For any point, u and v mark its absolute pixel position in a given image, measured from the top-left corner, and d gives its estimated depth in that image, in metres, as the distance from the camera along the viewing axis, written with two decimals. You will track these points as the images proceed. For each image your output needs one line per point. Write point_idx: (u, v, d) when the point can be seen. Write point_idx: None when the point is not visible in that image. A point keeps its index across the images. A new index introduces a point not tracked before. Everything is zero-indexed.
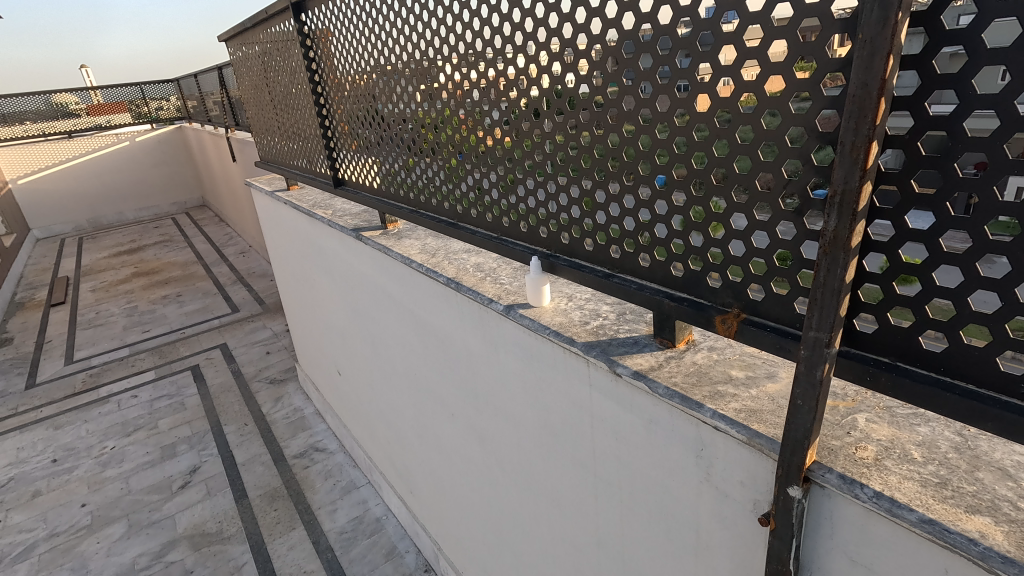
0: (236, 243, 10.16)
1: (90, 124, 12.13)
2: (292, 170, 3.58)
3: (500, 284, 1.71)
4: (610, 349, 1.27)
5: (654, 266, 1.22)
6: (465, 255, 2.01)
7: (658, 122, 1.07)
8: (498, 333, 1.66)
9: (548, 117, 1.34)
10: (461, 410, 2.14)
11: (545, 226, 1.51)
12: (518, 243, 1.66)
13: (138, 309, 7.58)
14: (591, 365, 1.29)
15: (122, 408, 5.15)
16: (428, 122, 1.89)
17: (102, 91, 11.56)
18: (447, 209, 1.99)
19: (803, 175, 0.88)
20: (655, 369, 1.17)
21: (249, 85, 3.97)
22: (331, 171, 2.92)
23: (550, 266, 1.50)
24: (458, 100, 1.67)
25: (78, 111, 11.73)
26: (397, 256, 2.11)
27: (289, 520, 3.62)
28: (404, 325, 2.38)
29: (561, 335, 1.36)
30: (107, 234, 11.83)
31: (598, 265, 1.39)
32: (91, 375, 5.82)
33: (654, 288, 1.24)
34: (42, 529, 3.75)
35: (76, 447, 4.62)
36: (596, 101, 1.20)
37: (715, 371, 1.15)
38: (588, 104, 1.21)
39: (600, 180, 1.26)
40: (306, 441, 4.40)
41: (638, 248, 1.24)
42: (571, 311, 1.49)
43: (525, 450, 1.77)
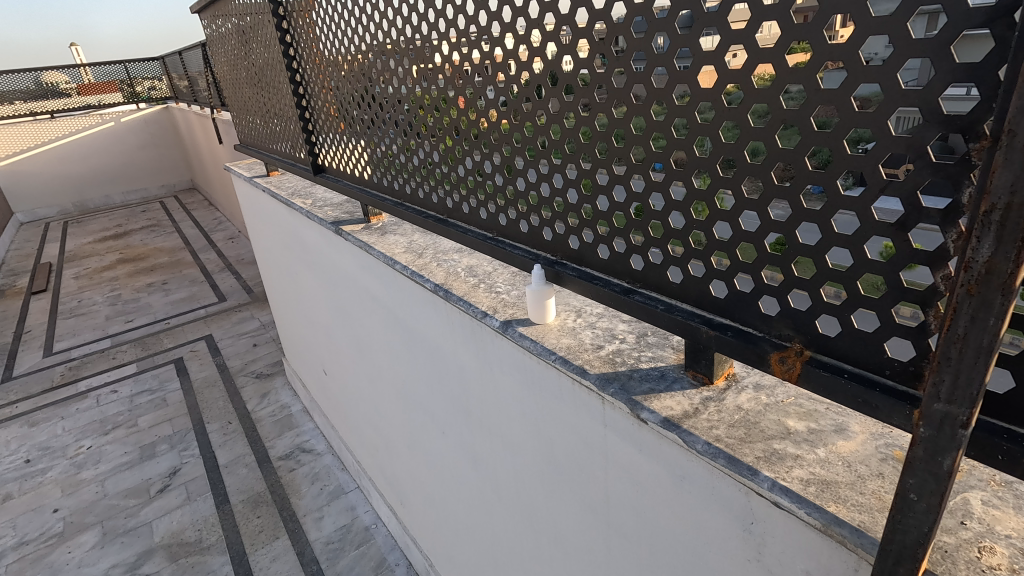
0: (225, 228, 9.86)
1: (81, 104, 11.83)
2: (273, 154, 3.31)
3: (496, 293, 1.46)
4: (631, 384, 1.03)
5: (688, 283, 0.98)
6: (455, 255, 1.76)
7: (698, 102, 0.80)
8: (493, 352, 1.41)
9: (552, 95, 1.08)
10: (452, 427, 1.90)
11: (551, 227, 1.26)
12: (518, 245, 1.41)
13: (122, 297, 7.31)
14: (607, 403, 1.05)
15: (101, 404, 4.92)
16: (417, 103, 1.63)
17: (91, 68, 11.22)
18: (436, 204, 1.75)
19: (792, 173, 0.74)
20: (691, 417, 0.92)
21: (225, 65, 3.69)
22: (311, 156, 2.66)
23: (555, 276, 1.25)
24: (449, 78, 1.42)
25: (70, 90, 11.52)
26: (380, 255, 1.86)
27: (273, 529, 3.42)
28: (390, 330, 2.14)
29: (572, 365, 1.11)
30: (93, 218, 11.51)
31: (615, 278, 1.14)
32: (70, 368, 5.58)
33: (687, 310, 1.00)
34: (11, 537, 3.54)
35: (51, 446, 4.40)
36: (615, 76, 0.93)
37: (767, 422, 0.90)
38: (605, 80, 0.95)
39: (619, 175, 1.00)
40: (293, 441, 4.17)
41: (667, 260, 1.00)
42: (581, 330, 1.23)
43: (523, 482, 1.54)
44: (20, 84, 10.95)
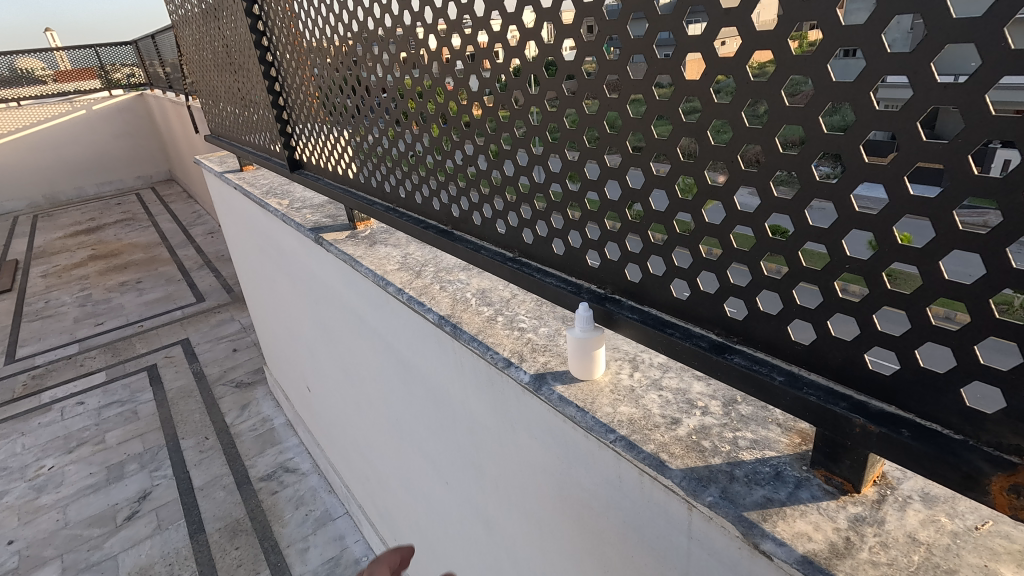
0: (204, 222, 9.39)
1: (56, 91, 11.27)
2: (245, 146, 2.94)
3: (519, 331, 1.14)
4: (736, 491, 0.71)
5: (826, 347, 0.67)
6: (462, 275, 1.43)
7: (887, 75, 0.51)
8: (517, 410, 1.09)
9: (612, 70, 0.77)
10: (458, 480, 1.58)
11: (600, 251, 0.95)
12: (547, 271, 1.09)
13: (93, 297, 6.88)
14: (698, 513, 0.73)
15: (66, 418, 4.54)
16: (405, 94, 1.32)
17: (67, 53, 10.53)
18: (438, 212, 1.42)
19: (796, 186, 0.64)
20: (846, 558, 0.61)
21: (189, 47, 3.28)
22: (286, 151, 2.30)
23: (606, 317, 0.94)
24: (445, 65, 1.12)
25: (45, 78, 10.95)
26: (368, 273, 1.53)
27: (252, 562, 3.10)
28: (381, 358, 1.80)
29: (644, 451, 0.79)
30: (65, 211, 10.96)
31: (696, 325, 0.83)
32: (34, 377, 5.17)
33: (817, 382, 0.69)
34: None
35: (8, 467, 4.02)
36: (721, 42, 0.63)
37: (968, 572, 0.59)
38: (704, 46, 0.64)
39: (718, 186, 0.70)
40: (275, 459, 3.84)
41: (789, 311, 0.69)
42: (644, 392, 0.92)
43: (552, 567, 1.23)
44: None
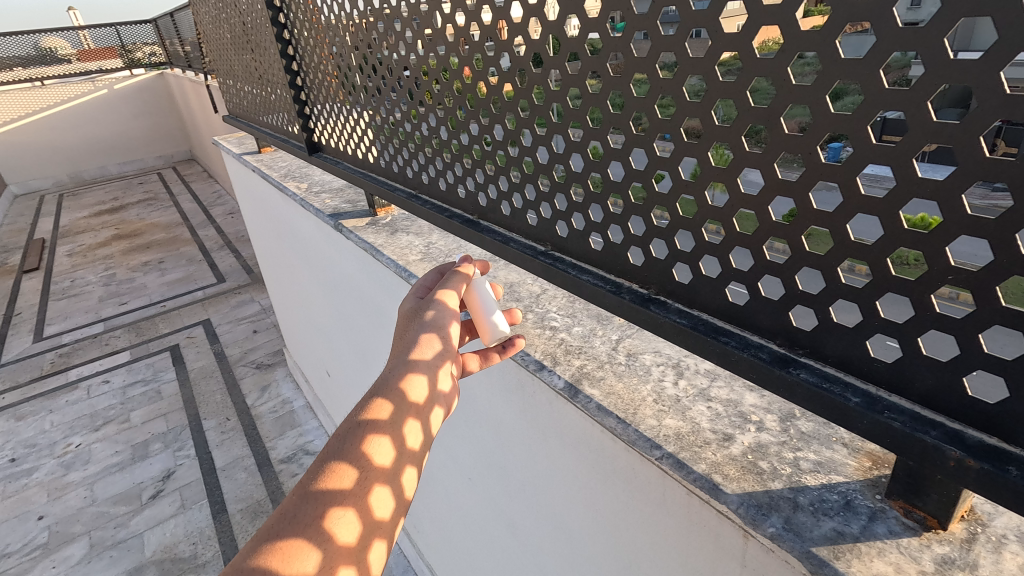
0: (224, 202, 9.42)
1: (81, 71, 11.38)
2: (263, 127, 2.87)
3: (550, 330, 1.06)
4: (801, 522, 0.64)
5: (913, 367, 0.58)
6: (488, 267, 1.36)
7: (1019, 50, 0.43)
8: (548, 416, 1.02)
9: (666, 47, 0.69)
10: (479, 478, 1.52)
11: (642, 248, 0.88)
12: (582, 267, 1.02)
13: (116, 277, 6.96)
14: (756, 543, 0.66)
15: (92, 397, 4.63)
16: (428, 75, 1.24)
17: (90, 31, 10.52)
18: (463, 200, 1.34)
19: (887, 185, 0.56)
20: None
21: (205, 24, 3.20)
22: (304, 133, 2.23)
23: (650, 320, 0.86)
24: (473, 44, 1.04)
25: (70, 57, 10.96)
26: (390, 264, 1.47)
27: None
28: None
29: (694, 472, 0.72)
30: (89, 191, 11.08)
31: (753, 334, 0.75)
32: (61, 356, 5.27)
33: (900, 405, 0.61)
34: None
35: (38, 445, 4.12)
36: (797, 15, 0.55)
37: None
38: (785, 17, 0.56)
39: (788, 182, 0.63)
40: (295, 442, 3.85)
41: (871, 325, 0.61)
42: (692, 403, 0.84)
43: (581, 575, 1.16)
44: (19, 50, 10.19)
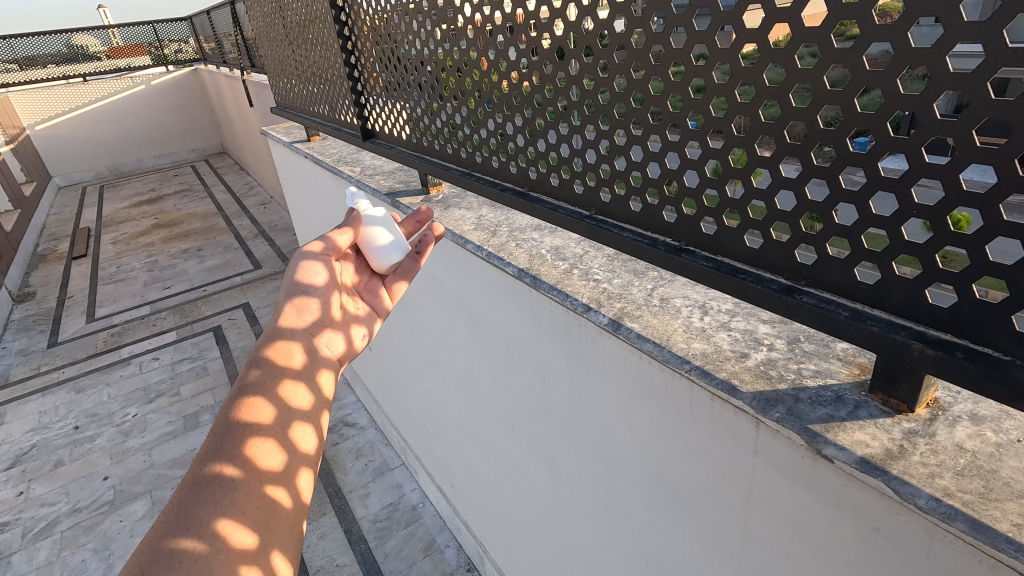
0: (257, 193, 9.77)
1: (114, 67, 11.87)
2: (313, 117, 3.10)
3: (594, 282, 1.26)
4: (802, 408, 0.82)
5: (889, 285, 0.76)
6: (535, 234, 1.56)
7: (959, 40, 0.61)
8: (592, 352, 1.22)
9: (699, 39, 0.87)
10: (523, 422, 1.73)
11: (675, 207, 1.06)
12: (622, 227, 1.21)
13: (159, 263, 7.33)
14: (766, 429, 0.85)
15: (144, 372, 4.95)
16: (488, 66, 1.44)
17: (118, 29, 11.21)
18: (515, 174, 1.53)
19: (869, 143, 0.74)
20: (900, 459, 0.72)
21: (260, 21, 3.45)
22: (359, 120, 2.44)
23: (681, 265, 1.05)
24: (532, 39, 1.23)
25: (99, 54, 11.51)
26: (447, 232, 1.67)
27: (319, 505, 3.39)
28: (450, 313, 1.96)
29: (717, 379, 0.91)
30: (128, 182, 11.57)
31: (767, 272, 0.94)
32: (113, 335, 5.63)
33: (879, 317, 0.79)
34: (65, 503, 3.62)
35: (98, 414, 4.45)
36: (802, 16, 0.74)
37: (1010, 471, 0.69)
38: (793, 17, 0.75)
39: (795, 145, 0.81)
40: (335, 414, 4.11)
41: (857, 255, 0.79)
42: (715, 333, 1.03)
43: (616, 494, 1.36)
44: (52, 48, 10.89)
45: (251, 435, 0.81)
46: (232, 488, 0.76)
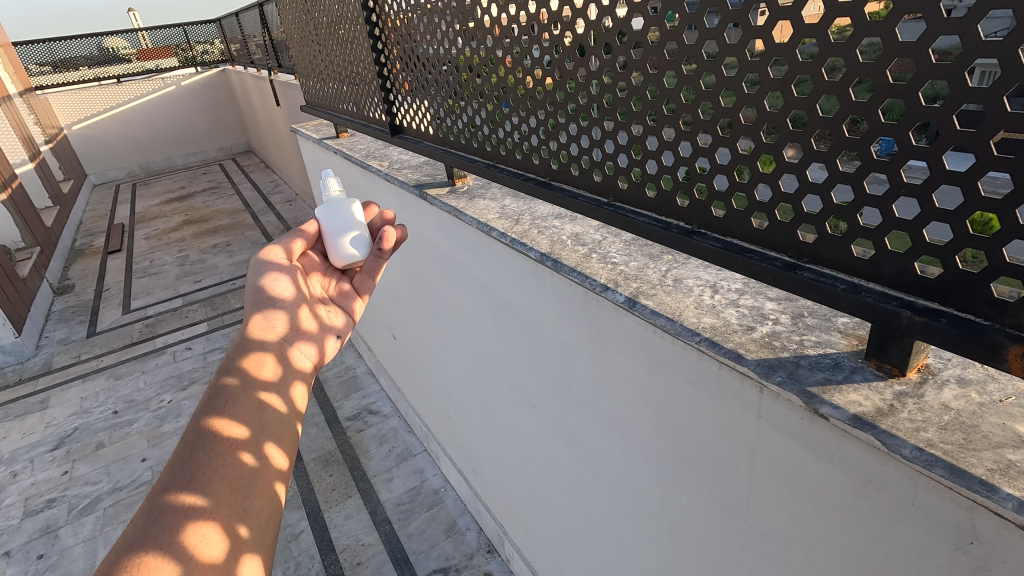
0: (282, 190, 10.01)
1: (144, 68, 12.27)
2: (341, 114, 3.23)
3: (612, 264, 1.34)
4: (802, 373, 0.90)
5: (882, 259, 0.83)
6: (556, 221, 1.65)
7: (938, 32, 0.68)
8: (609, 330, 1.31)
9: (709, 36, 0.95)
10: (542, 401, 1.82)
11: (687, 193, 1.14)
12: (638, 212, 1.29)
13: (190, 257, 7.57)
14: (769, 393, 0.93)
15: (177, 360, 5.16)
16: (512, 63, 1.53)
17: (147, 32, 11.74)
18: (537, 165, 1.62)
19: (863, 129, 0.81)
20: (889, 416, 0.79)
21: (291, 23, 3.59)
22: (388, 117, 2.55)
23: (692, 247, 1.14)
24: (554, 36, 1.32)
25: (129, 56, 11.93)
26: (472, 221, 1.77)
27: (345, 488, 3.52)
28: (474, 298, 2.05)
29: (724, 348, 0.99)
30: (159, 179, 11.93)
31: (771, 251, 1.01)
32: (147, 325, 5.87)
33: (872, 289, 0.86)
34: (106, 482, 3.82)
35: (135, 400, 4.66)
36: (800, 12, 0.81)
37: (989, 426, 0.77)
38: (793, 14, 0.82)
39: (796, 133, 0.89)
40: (360, 402, 4.25)
41: (853, 232, 0.86)
42: (724, 309, 1.11)
43: (632, 465, 1.44)
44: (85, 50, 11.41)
45: (254, 397, 1.13)
46: (247, 441, 1.07)
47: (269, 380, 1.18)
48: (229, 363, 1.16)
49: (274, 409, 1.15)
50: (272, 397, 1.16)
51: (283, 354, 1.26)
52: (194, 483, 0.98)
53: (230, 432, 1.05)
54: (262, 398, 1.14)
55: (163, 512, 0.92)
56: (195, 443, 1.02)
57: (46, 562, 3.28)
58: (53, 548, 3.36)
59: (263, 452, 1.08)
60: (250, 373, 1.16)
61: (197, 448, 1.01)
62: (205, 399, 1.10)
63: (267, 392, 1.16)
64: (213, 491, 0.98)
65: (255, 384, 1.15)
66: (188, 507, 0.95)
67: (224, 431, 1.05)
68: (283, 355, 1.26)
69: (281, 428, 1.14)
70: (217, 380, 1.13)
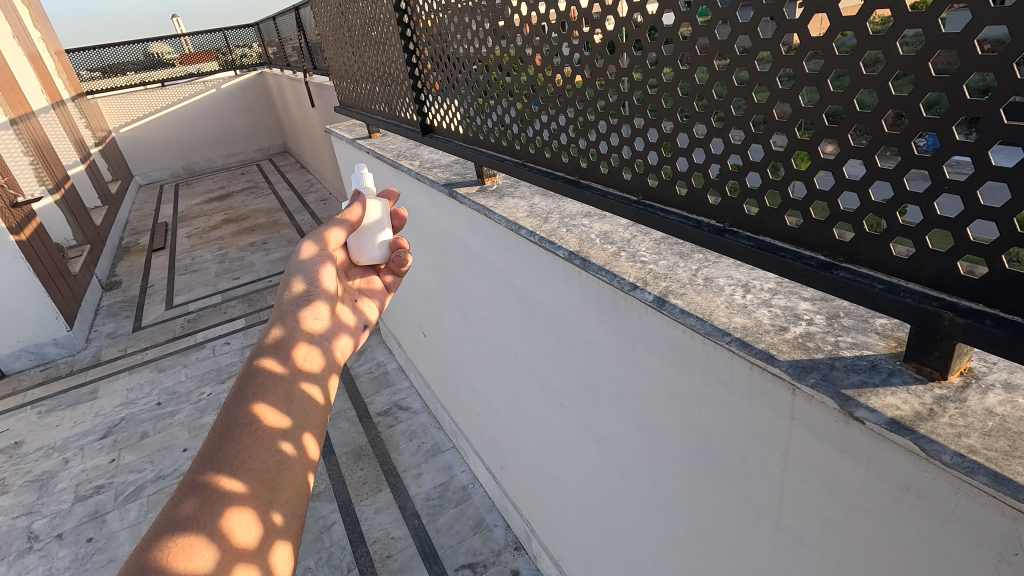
0: (317, 189, 10.24)
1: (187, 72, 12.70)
2: (374, 115, 3.28)
3: (641, 263, 1.33)
4: (836, 375, 0.88)
5: (922, 258, 0.80)
6: (584, 220, 1.64)
7: (985, 21, 0.66)
8: (638, 328, 1.30)
9: (743, 31, 0.94)
10: (570, 399, 1.82)
11: (718, 191, 1.13)
12: (668, 210, 1.28)
13: (229, 255, 7.81)
14: (802, 395, 0.91)
15: (217, 355, 5.35)
16: (542, 62, 1.53)
17: (190, 37, 12.13)
18: (566, 163, 1.62)
19: (903, 123, 0.79)
20: (928, 420, 0.77)
21: (326, 25, 3.67)
22: (419, 117, 2.58)
23: (723, 246, 1.12)
24: (584, 33, 1.31)
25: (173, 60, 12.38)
26: (501, 219, 1.78)
27: (375, 481, 3.59)
28: (502, 295, 2.06)
29: (756, 348, 0.97)
30: (200, 179, 12.35)
31: (807, 250, 0.99)
32: (189, 320, 6.09)
33: (913, 289, 0.83)
34: (150, 470, 3.99)
35: (177, 392, 4.85)
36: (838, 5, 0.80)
37: None
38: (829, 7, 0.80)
39: (832, 128, 0.87)
40: (390, 398, 4.32)
41: (892, 230, 0.83)
42: (756, 309, 1.09)
43: (660, 464, 1.43)
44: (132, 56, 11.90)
45: (296, 387, 1.14)
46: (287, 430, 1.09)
47: (311, 371, 1.20)
48: (273, 350, 1.17)
49: (313, 400, 1.17)
50: (312, 388, 1.18)
51: (326, 345, 1.28)
52: (230, 468, 1.00)
53: (268, 420, 1.08)
54: (303, 388, 1.16)
55: (199, 494, 0.96)
56: (229, 429, 1.04)
57: (95, 545, 3.45)
58: (101, 532, 3.53)
59: (300, 440, 1.10)
60: (293, 362, 1.18)
61: (231, 435, 1.03)
62: (243, 384, 1.11)
63: (308, 383, 1.18)
64: (248, 476, 1.01)
65: (296, 374, 1.16)
66: (224, 492, 0.98)
67: (264, 419, 1.07)
68: (325, 346, 1.28)
69: (317, 418, 1.17)
70: (259, 366, 1.13)
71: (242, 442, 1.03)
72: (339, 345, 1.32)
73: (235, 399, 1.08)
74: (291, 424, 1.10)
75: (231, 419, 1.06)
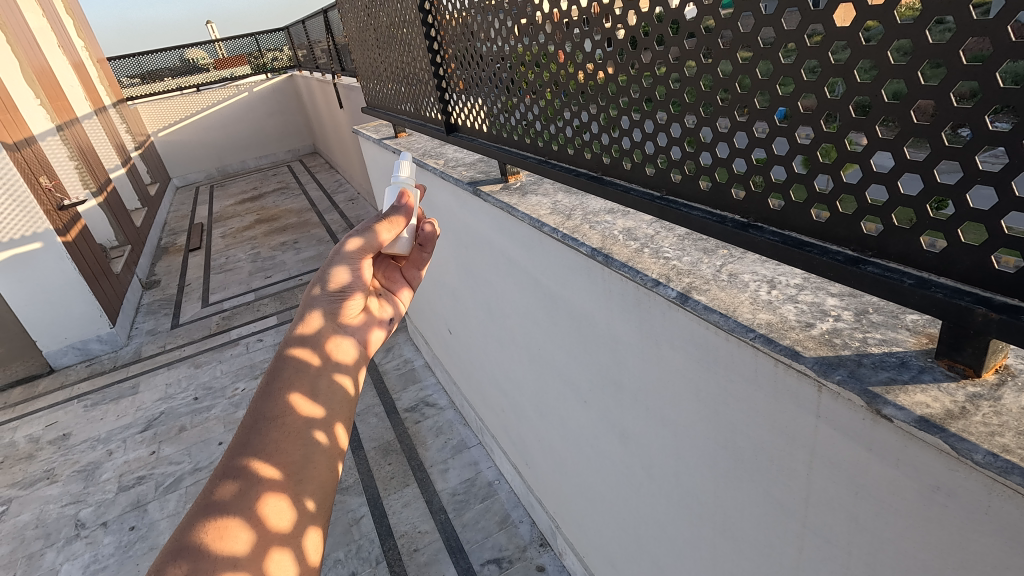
0: (346, 189, 10.42)
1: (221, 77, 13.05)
2: (400, 114, 3.32)
3: (664, 259, 1.32)
4: (863, 372, 0.86)
5: (955, 251, 0.78)
6: (608, 216, 1.64)
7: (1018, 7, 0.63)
8: (661, 324, 1.29)
9: (766, 22, 0.92)
10: (594, 396, 1.82)
11: (742, 184, 1.12)
12: (692, 206, 1.27)
13: (261, 255, 8.01)
14: (828, 392, 0.89)
15: (250, 351, 5.51)
16: (564, 58, 1.53)
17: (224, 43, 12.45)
18: (589, 160, 1.61)
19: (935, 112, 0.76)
20: (960, 419, 0.75)
21: (354, 27, 3.72)
22: (444, 116, 2.61)
23: (748, 241, 1.10)
24: (606, 28, 1.31)
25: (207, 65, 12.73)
26: (525, 216, 1.78)
27: (403, 476, 3.64)
28: (526, 291, 2.07)
29: (781, 345, 0.96)
30: (233, 180, 12.69)
31: (835, 245, 0.97)
32: (224, 318, 6.27)
33: (945, 284, 0.81)
34: (188, 462, 4.13)
35: (213, 387, 5.01)
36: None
37: None
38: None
39: (858, 119, 0.85)
40: (417, 395, 4.38)
41: (923, 224, 0.81)
42: (782, 305, 1.07)
43: (685, 461, 1.41)
44: (169, 62, 12.29)
45: (329, 379, 1.15)
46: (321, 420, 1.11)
47: (346, 362, 1.21)
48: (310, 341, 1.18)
49: (343, 390, 1.18)
50: (343, 378, 1.18)
51: (359, 336, 1.28)
52: (264, 456, 1.03)
53: (301, 409, 1.10)
54: (337, 377, 1.17)
55: (234, 481, 0.99)
56: (257, 423, 1.07)
57: (137, 533, 3.59)
58: (142, 521, 3.67)
59: (332, 428, 1.12)
60: (327, 350, 1.19)
61: (258, 428, 1.06)
62: (276, 376, 1.12)
63: (341, 373, 1.19)
64: (282, 463, 1.04)
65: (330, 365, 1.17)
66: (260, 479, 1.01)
67: (298, 409, 1.09)
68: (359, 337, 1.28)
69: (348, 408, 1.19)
70: (294, 358, 1.15)
71: (271, 433, 1.05)
72: (372, 335, 1.31)
73: (264, 392, 1.10)
74: (325, 414, 1.12)
75: (260, 411, 1.08)
